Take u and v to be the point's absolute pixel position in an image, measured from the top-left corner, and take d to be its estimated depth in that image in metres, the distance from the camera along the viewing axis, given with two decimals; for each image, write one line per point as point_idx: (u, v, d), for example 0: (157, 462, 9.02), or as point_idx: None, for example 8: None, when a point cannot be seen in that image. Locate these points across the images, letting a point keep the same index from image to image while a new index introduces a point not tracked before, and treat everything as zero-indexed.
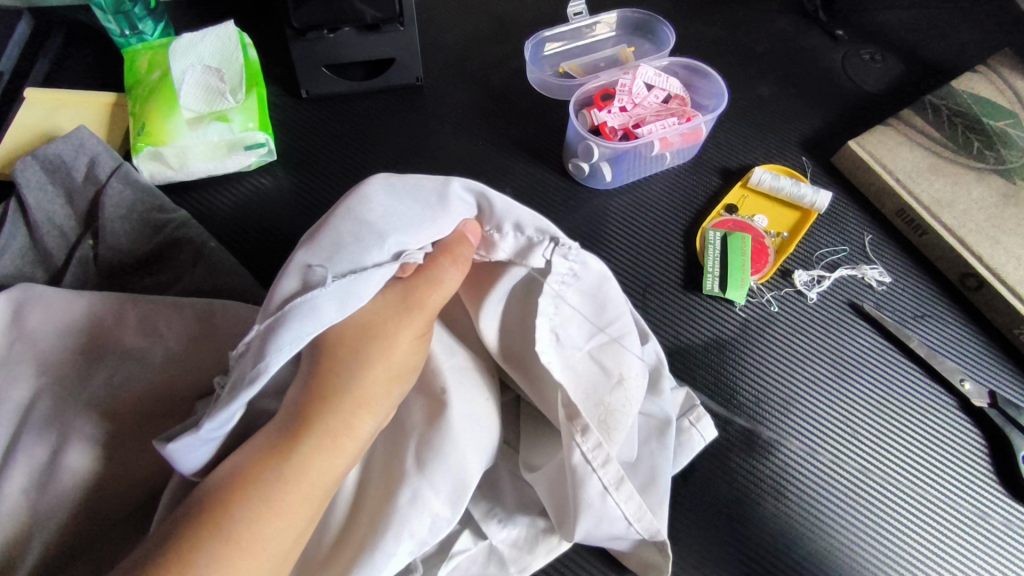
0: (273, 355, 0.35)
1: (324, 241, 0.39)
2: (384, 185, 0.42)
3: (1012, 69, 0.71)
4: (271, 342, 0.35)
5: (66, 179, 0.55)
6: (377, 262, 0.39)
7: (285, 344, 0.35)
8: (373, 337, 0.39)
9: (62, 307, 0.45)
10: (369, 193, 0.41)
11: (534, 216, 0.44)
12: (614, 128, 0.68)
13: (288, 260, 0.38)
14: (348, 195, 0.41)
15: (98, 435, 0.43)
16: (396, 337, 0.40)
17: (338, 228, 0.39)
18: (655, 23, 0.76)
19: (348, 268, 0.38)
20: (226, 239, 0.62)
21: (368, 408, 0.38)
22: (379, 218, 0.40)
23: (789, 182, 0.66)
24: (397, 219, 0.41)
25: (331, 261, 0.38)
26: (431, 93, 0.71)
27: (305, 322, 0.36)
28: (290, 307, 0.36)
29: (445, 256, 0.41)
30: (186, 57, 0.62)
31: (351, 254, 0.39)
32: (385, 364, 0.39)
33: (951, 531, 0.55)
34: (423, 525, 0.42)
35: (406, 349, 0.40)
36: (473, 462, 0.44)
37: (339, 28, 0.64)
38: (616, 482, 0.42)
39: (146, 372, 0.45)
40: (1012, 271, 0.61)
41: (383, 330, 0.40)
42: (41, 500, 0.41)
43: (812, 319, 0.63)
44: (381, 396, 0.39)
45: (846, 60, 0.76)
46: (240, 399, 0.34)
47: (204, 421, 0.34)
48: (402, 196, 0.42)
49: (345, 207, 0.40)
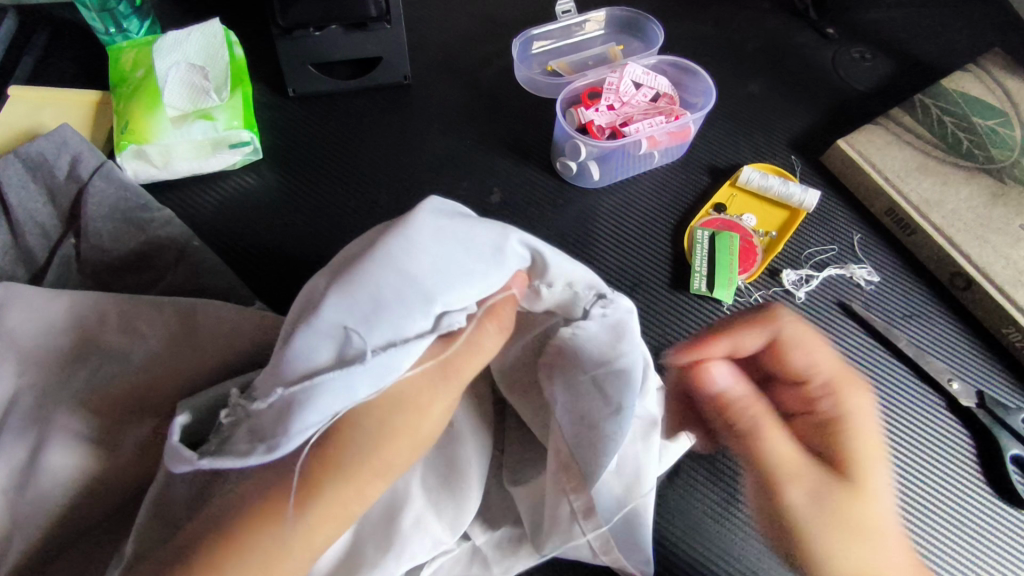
0: (295, 433, 0.33)
1: (363, 299, 0.36)
2: (435, 230, 0.39)
3: (1002, 68, 0.71)
4: (295, 415, 0.33)
5: (48, 177, 0.55)
6: (419, 330, 0.37)
7: (311, 423, 0.33)
8: (402, 408, 0.38)
9: (43, 306, 0.45)
10: (419, 241, 0.38)
11: (585, 272, 0.43)
12: (601, 127, 0.68)
13: (321, 319, 0.35)
14: (395, 239, 0.38)
15: (77, 435, 0.42)
16: (428, 408, 0.39)
17: (380, 283, 0.36)
18: (644, 21, 0.76)
19: (388, 336, 0.36)
20: (211, 238, 0.61)
21: (385, 475, 0.38)
22: (427, 275, 0.37)
23: (777, 182, 0.66)
24: (445, 277, 0.38)
25: (371, 326, 0.35)
26: (419, 91, 0.71)
27: (336, 399, 0.34)
28: (321, 381, 0.34)
29: (491, 321, 0.40)
30: (170, 55, 0.61)
31: (394, 319, 0.36)
32: (411, 436, 0.38)
33: (938, 531, 0.55)
34: (423, 547, 0.44)
35: (435, 420, 0.39)
36: (470, 495, 0.46)
37: (325, 26, 0.64)
38: (585, 513, 0.44)
39: (126, 372, 0.44)
40: (1000, 271, 0.61)
41: (415, 400, 0.38)
42: (18, 502, 0.40)
43: (801, 318, 0.63)
44: (401, 464, 0.38)
45: (835, 59, 0.75)
46: (252, 458, 0.33)
47: (207, 461, 0.32)
48: (454, 248, 0.39)
49: (391, 257, 0.37)
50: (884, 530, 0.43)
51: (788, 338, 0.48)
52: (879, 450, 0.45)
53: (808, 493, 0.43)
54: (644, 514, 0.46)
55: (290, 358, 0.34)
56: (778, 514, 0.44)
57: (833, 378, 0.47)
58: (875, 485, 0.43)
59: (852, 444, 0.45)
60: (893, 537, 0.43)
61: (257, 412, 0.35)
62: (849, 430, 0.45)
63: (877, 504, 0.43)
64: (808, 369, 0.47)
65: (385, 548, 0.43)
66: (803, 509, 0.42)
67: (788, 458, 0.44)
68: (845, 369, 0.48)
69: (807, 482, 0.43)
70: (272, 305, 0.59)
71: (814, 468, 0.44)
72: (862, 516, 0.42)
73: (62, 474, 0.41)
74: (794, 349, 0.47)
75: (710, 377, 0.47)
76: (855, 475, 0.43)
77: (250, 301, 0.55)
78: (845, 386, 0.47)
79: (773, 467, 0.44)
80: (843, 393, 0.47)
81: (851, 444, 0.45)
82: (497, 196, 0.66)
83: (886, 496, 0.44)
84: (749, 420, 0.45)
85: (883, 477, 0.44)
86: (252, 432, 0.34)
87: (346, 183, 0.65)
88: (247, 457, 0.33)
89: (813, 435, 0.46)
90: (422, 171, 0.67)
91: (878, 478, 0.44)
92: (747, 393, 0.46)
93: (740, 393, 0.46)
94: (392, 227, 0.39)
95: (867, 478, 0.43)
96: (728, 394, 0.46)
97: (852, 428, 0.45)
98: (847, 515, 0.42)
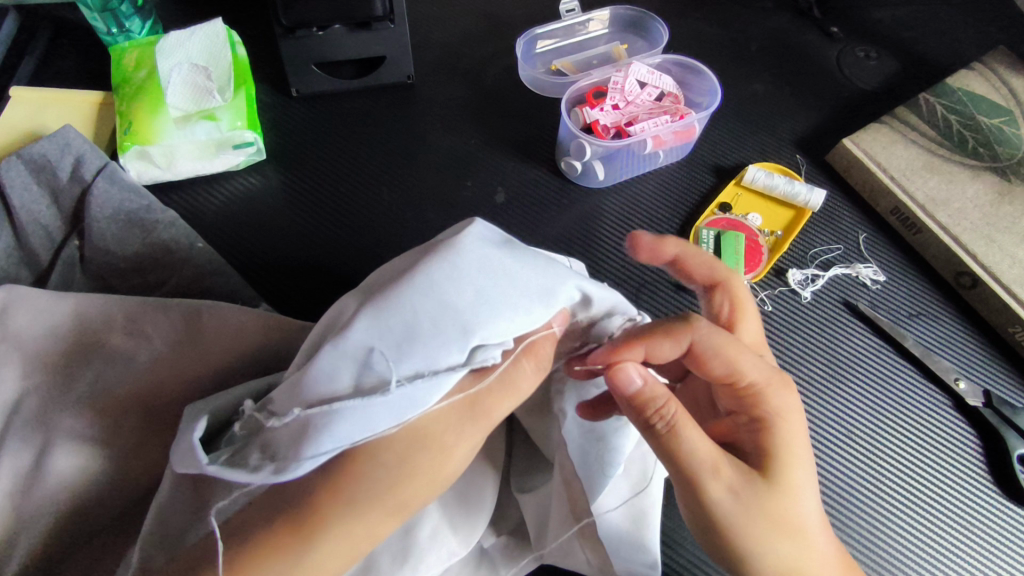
0: (306, 458, 0.33)
1: (397, 325, 0.36)
2: (481, 258, 0.38)
3: (1007, 66, 0.71)
4: (308, 439, 0.33)
5: (50, 179, 0.55)
6: (451, 362, 0.36)
7: (323, 450, 0.33)
8: (425, 446, 0.37)
9: (46, 308, 0.44)
10: (462, 269, 0.38)
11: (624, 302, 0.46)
12: (606, 126, 0.67)
13: (356, 341, 0.35)
14: (438, 265, 0.38)
15: (83, 438, 0.42)
16: (451, 452, 0.38)
17: (417, 311, 0.36)
18: (648, 20, 0.76)
19: (417, 366, 0.35)
20: (214, 240, 0.61)
21: (398, 514, 0.37)
22: (466, 305, 0.37)
23: (783, 181, 0.66)
24: (484, 309, 0.37)
25: (402, 356, 0.35)
26: (422, 90, 0.71)
27: (353, 428, 0.33)
28: (340, 407, 0.34)
29: (528, 359, 0.39)
30: (173, 55, 0.61)
31: (427, 350, 0.35)
32: (431, 477, 0.38)
33: (947, 533, 0.55)
34: (439, 558, 0.44)
35: (460, 461, 0.39)
36: (479, 511, 0.46)
37: (329, 25, 0.64)
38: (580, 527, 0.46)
39: (131, 374, 0.44)
40: (1007, 270, 0.61)
41: (438, 440, 0.38)
42: (23, 506, 0.40)
43: (807, 318, 0.62)
44: (415, 504, 0.38)
45: (840, 57, 0.75)
46: (259, 476, 0.33)
47: (212, 469, 0.33)
48: (498, 279, 0.38)
49: (433, 283, 0.37)
50: (810, 527, 0.41)
51: (704, 347, 0.43)
52: (803, 448, 0.43)
53: (732, 493, 0.40)
54: (648, 517, 0.46)
55: (315, 378, 0.35)
56: (706, 517, 0.40)
57: (760, 384, 0.43)
58: (794, 483, 0.41)
59: (777, 444, 0.42)
60: (817, 533, 0.42)
61: (276, 429, 0.35)
62: (779, 432, 0.42)
63: (801, 499, 0.41)
64: (731, 373, 0.43)
65: (396, 554, 0.44)
66: (725, 506, 0.40)
67: (711, 461, 0.40)
68: (772, 371, 0.44)
69: (726, 479, 0.40)
70: (275, 305, 0.59)
71: (734, 468, 0.41)
72: (784, 514, 0.40)
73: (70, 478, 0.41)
74: (709, 357, 0.43)
75: (622, 376, 0.41)
76: (775, 476, 0.41)
77: (255, 303, 0.55)
78: (769, 388, 0.43)
79: (693, 469, 0.40)
80: (767, 395, 0.43)
81: (772, 443, 0.42)
82: (502, 196, 0.66)
83: (807, 495, 0.41)
84: (675, 421, 0.40)
85: (804, 475, 0.42)
86: (268, 449, 0.35)
87: (349, 183, 0.65)
88: (255, 474, 0.33)
89: (745, 436, 0.43)
90: (425, 172, 0.67)
91: (798, 478, 0.41)
92: (666, 392, 0.41)
93: (658, 395, 0.41)
94: (438, 252, 0.38)
95: (784, 478, 0.41)
96: (643, 395, 0.40)
97: (776, 430, 0.42)
98: (774, 514, 0.40)
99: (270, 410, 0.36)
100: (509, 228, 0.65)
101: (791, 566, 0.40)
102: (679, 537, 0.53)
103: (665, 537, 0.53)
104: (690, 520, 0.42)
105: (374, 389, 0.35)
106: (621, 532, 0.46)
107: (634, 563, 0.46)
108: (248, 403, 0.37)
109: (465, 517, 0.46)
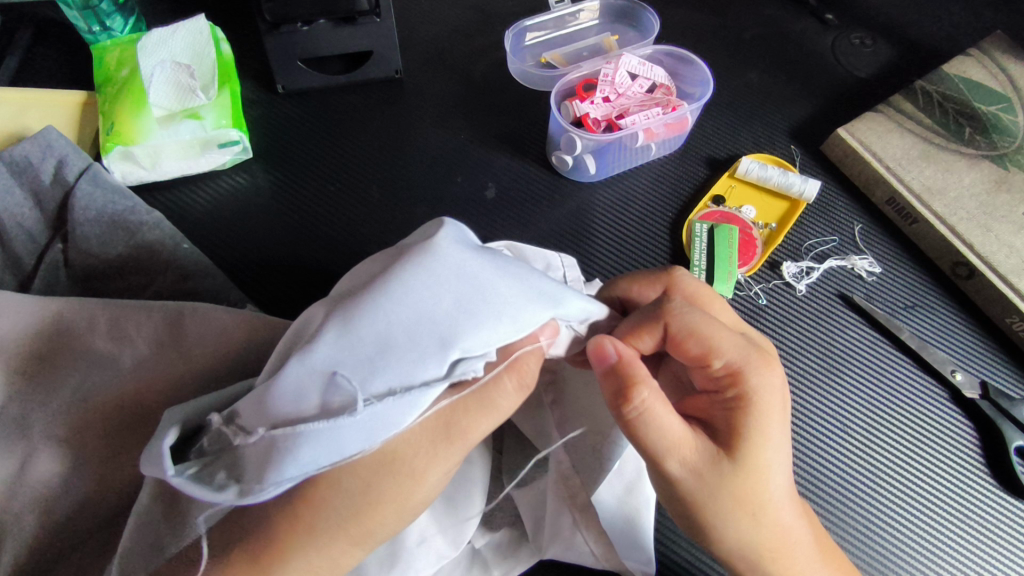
0: (270, 483, 0.32)
1: (368, 337, 0.34)
2: (458, 262, 0.37)
3: (1005, 52, 0.70)
4: (273, 464, 0.32)
5: (32, 181, 0.54)
6: (428, 377, 0.34)
7: (288, 477, 0.32)
8: (392, 471, 0.36)
9: (27, 311, 0.44)
10: (439, 277, 0.36)
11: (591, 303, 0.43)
12: (597, 120, 0.67)
13: (319, 353, 0.34)
14: (412, 271, 0.36)
15: (65, 443, 0.41)
16: (421, 475, 0.37)
17: (390, 322, 0.35)
18: (639, 10, 0.75)
19: (390, 384, 0.34)
20: (200, 240, 0.60)
21: (362, 542, 0.37)
22: (443, 315, 0.35)
23: (776, 172, 0.65)
24: (463, 319, 0.35)
25: (373, 373, 0.34)
26: (411, 86, 0.70)
27: (319, 452, 0.32)
28: (305, 429, 0.32)
29: (510, 376, 0.38)
30: (156, 53, 0.60)
31: (401, 364, 0.34)
32: (400, 503, 0.37)
33: (942, 523, 0.55)
34: (429, 562, 0.45)
35: (431, 486, 0.38)
36: (473, 507, 0.46)
37: (314, 20, 0.63)
38: (583, 520, 0.47)
39: (116, 379, 0.43)
40: (1004, 259, 0.60)
41: (408, 464, 0.36)
42: (8, 516, 0.40)
43: (801, 311, 0.62)
44: (380, 532, 0.38)
45: (835, 45, 0.74)
46: (223, 497, 0.33)
47: (180, 484, 0.32)
48: (478, 288, 0.36)
49: (406, 293, 0.35)
50: (777, 504, 0.41)
51: (678, 328, 0.43)
52: (776, 426, 0.41)
53: (695, 471, 0.40)
54: (643, 514, 0.47)
55: (281, 393, 0.34)
56: (672, 489, 0.41)
57: (736, 363, 0.42)
58: (769, 462, 0.41)
59: (750, 424, 0.41)
60: (786, 511, 0.41)
61: (244, 447, 0.34)
62: (754, 411, 0.41)
63: (771, 478, 0.40)
64: (706, 355, 0.42)
65: (389, 562, 0.44)
66: (689, 484, 0.40)
67: (677, 441, 0.39)
68: (750, 349, 0.43)
69: (688, 458, 0.40)
70: (264, 307, 0.58)
71: (701, 448, 0.40)
72: (749, 492, 0.40)
73: (52, 483, 0.41)
74: (685, 338, 0.43)
75: (601, 353, 0.41)
76: (742, 455, 0.40)
77: (241, 305, 0.55)
78: (745, 366, 0.42)
79: (659, 448, 0.39)
80: (744, 375, 0.42)
81: (744, 423, 0.41)
82: (492, 192, 0.65)
83: (775, 473, 0.41)
84: (645, 406, 0.39)
85: (772, 452, 0.41)
86: (236, 468, 0.34)
87: (339, 180, 0.64)
88: (218, 493, 0.33)
89: (718, 413, 0.42)
90: (414, 169, 0.66)
91: (767, 457, 0.41)
92: (643, 374, 0.40)
93: (635, 372, 0.39)
94: (414, 257, 0.37)
95: (751, 456, 0.40)
96: (622, 368, 0.40)
97: (756, 410, 0.41)
98: (739, 492, 0.40)
99: (237, 424, 0.35)
100: (499, 225, 0.64)
101: (759, 542, 0.41)
102: (673, 535, 0.52)
103: (658, 534, 0.52)
104: (660, 493, 0.43)
105: (342, 408, 0.33)
106: (622, 524, 0.46)
107: (630, 562, 0.46)
108: (213, 414, 0.36)
109: (456, 518, 0.46)
